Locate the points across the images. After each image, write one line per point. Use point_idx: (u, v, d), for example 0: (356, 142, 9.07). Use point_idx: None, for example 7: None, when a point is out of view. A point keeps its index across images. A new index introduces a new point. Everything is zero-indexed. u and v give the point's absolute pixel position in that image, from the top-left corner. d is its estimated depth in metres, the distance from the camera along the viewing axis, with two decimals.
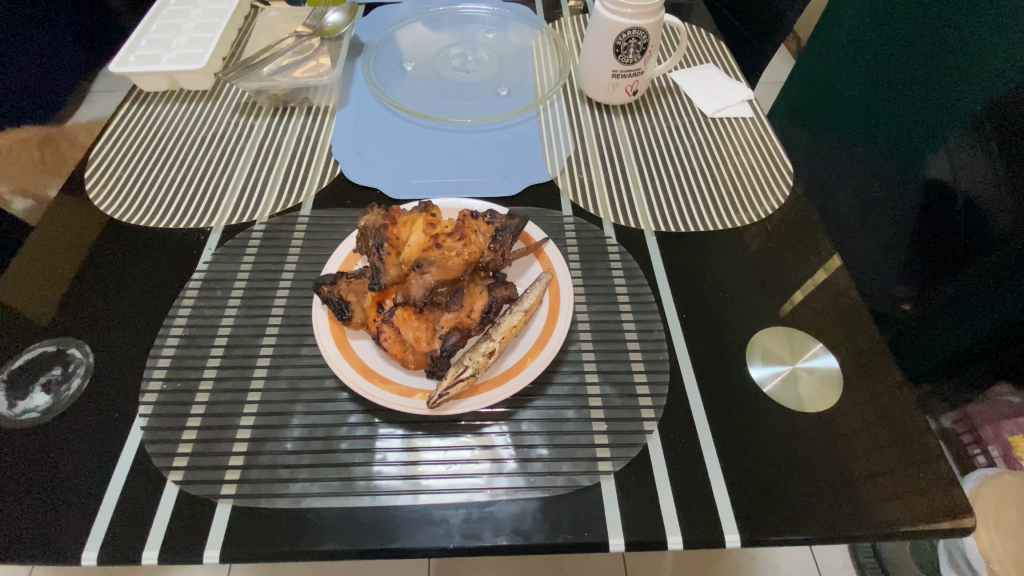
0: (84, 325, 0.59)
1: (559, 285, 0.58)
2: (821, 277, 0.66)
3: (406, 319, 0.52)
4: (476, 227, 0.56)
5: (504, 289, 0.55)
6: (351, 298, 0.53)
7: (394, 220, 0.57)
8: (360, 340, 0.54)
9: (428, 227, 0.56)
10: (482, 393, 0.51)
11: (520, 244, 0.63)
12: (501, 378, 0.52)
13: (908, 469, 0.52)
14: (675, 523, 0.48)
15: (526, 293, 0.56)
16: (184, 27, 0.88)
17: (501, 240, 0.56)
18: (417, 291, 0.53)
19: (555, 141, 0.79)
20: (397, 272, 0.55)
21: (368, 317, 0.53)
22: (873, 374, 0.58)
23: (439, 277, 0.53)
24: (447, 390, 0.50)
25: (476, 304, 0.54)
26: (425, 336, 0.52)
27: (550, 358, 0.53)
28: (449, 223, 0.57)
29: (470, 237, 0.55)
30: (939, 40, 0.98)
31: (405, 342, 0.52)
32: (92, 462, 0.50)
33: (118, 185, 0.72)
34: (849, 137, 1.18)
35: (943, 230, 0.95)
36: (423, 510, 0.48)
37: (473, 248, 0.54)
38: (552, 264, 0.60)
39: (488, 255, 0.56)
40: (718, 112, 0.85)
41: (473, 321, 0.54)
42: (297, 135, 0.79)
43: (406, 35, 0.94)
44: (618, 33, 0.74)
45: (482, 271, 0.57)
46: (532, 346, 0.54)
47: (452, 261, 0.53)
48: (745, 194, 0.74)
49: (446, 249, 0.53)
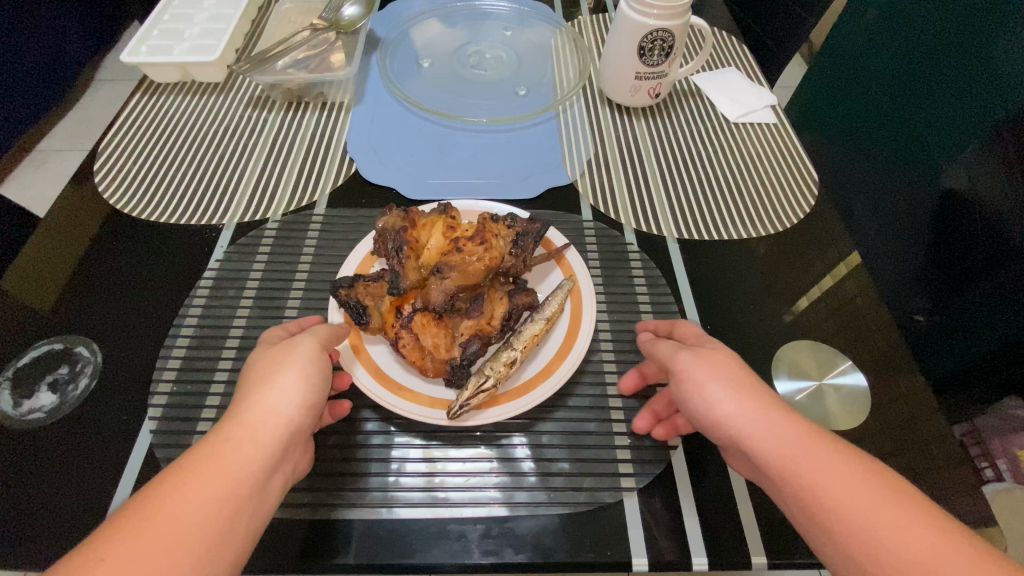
0: (92, 323, 0.58)
1: (581, 294, 0.56)
2: (846, 289, 0.65)
3: (425, 324, 0.50)
4: (496, 231, 0.55)
5: (525, 296, 0.54)
6: (369, 302, 0.52)
7: (413, 222, 0.55)
8: (377, 345, 0.53)
9: (447, 231, 0.55)
10: (503, 404, 0.49)
11: (541, 249, 0.61)
12: (523, 389, 0.50)
13: (937, 487, 0.51)
14: (701, 543, 0.46)
15: (547, 300, 0.55)
16: (196, 17, 0.86)
17: (522, 245, 0.55)
18: (437, 296, 0.52)
19: (576, 143, 0.77)
20: (417, 275, 0.54)
21: (386, 322, 0.52)
22: (903, 391, 0.56)
23: (460, 283, 0.53)
24: (467, 401, 0.48)
25: (497, 311, 0.53)
26: (444, 343, 0.50)
27: (573, 368, 0.51)
28: (468, 226, 0.56)
29: (490, 242, 0.54)
30: (968, 41, 0.95)
31: (424, 349, 0.50)
32: (101, 466, 0.49)
33: (128, 178, 0.70)
34: (862, 143, 1.16)
35: (960, 240, 0.92)
36: (441, 525, 0.46)
37: (493, 253, 0.53)
38: (574, 270, 0.58)
39: (509, 260, 0.55)
40: (741, 117, 0.83)
41: (493, 328, 0.53)
42: (311, 129, 0.78)
43: (422, 31, 0.92)
44: (643, 34, 0.71)
45: (502, 277, 0.56)
46: (553, 355, 0.53)
47: (472, 266, 0.52)
48: (770, 202, 0.72)
49: (467, 253, 0.53)
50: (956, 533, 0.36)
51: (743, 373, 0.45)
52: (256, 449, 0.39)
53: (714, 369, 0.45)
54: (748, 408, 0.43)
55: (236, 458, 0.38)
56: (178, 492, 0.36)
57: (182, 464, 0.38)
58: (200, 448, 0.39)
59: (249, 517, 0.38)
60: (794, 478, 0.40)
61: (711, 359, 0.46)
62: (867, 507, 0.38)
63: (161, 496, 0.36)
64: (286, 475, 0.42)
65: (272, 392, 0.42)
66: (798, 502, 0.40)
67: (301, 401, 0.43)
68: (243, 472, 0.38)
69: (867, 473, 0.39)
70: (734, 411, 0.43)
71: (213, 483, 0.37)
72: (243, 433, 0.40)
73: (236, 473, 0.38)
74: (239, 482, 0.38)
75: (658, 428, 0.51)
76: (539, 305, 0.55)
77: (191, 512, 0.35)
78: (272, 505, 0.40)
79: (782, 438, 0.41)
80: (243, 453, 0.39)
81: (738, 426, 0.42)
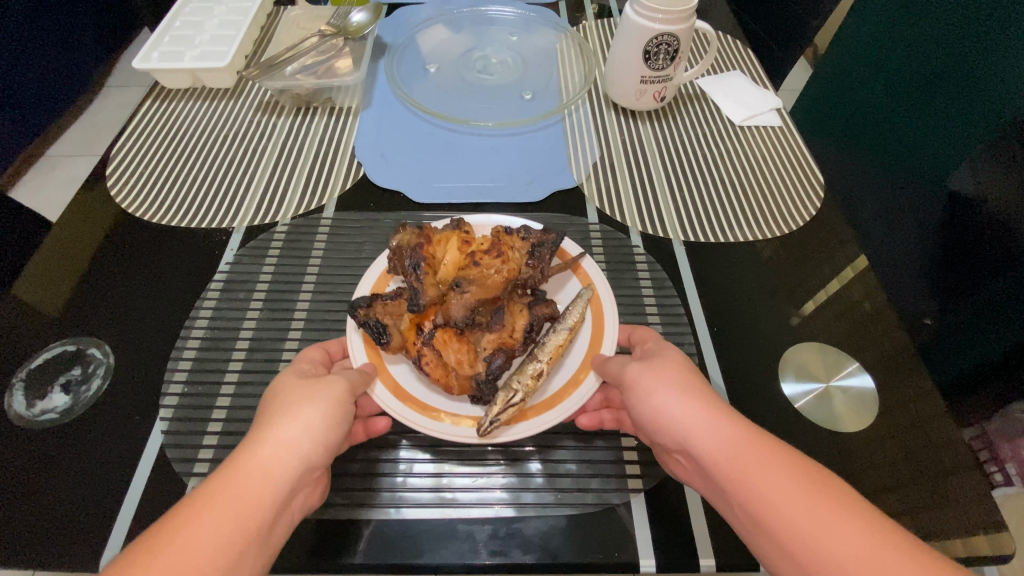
0: (105, 325, 0.59)
1: (601, 302, 0.56)
2: (850, 290, 0.65)
3: (446, 341, 0.51)
4: (511, 243, 0.56)
5: (545, 307, 0.54)
6: (388, 322, 0.51)
7: (428, 238, 0.56)
8: (398, 365, 0.53)
9: (462, 245, 0.56)
10: (532, 418, 0.49)
11: (556, 260, 0.61)
12: (550, 402, 0.50)
13: (944, 488, 0.50)
14: (708, 545, 0.46)
15: (568, 310, 0.55)
16: (207, 23, 0.87)
17: (539, 256, 0.56)
18: (458, 311, 0.52)
19: (581, 147, 0.78)
20: (436, 291, 0.54)
21: (407, 341, 0.52)
22: (910, 394, 0.56)
23: (479, 296, 0.53)
24: (497, 416, 0.48)
25: (518, 324, 0.53)
26: (467, 359, 0.51)
27: (595, 383, 0.51)
28: (483, 239, 0.57)
29: (507, 254, 0.55)
30: (977, 43, 0.94)
31: (447, 366, 0.50)
32: (114, 466, 0.49)
33: (138, 182, 0.71)
34: (867, 145, 1.16)
35: (972, 245, 0.90)
36: (448, 525, 0.47)
37: (511, 265, 0.54)
38: (591, 279, 0.58)
39: (527, 272, 0.55)
40: (746, 120, 0.83)
41: (516, 341, 0.53)
42: (318, 134, 0.78)
43: (428, 37, 0.93)
44: (648, 38, 0.72)
45: (521, 289, 0.56)
46: (578, 367, 0.52)
47: (491, 278, 0.53)
48: (775, 205, 0.72)
49: (485, 267, 0.54)
50: (897, 532, 0.36)
51: (692, 378, 0.47)
52: (272, 484, 0.40)
53: (663, 378, 0.47)
54: (697, 415, 0.44)
55: (249, 495, 0.38)
56: (192, 525, 0.36)
57: (199, 493, 0.38)
58: (215, 480, 0.39)
59: (256, 554, 0.38)
60: (737, 482, 0.40)
61: (658, 369, 0.48)
62: (807, 506, 0.38)
63: (174, 529, 0.36)
64: (297, 511, 0.42)
65: (291, 428, 0.42)
66: (739, 503, 0.40)
67: (319, 437, 0.43)
68: (255, 506, 0.38)
69: (810, 476, 0.39)
70: (682, 417, 0.44)
71: (223, 515, 0.37)
72: (259, 467, 0.40)
73: (248, 507, 0.38)
74: (251, 517, 0.38)
75: (583, 416, 0.52)
76: (559, 315, 0.55)
77: (204, 545, 0.36)
78: (277, 543, 0.40)
79: (728, 444, 0.42)
80: (255, 487, 0.39)
81: (682, 428, 0.44)
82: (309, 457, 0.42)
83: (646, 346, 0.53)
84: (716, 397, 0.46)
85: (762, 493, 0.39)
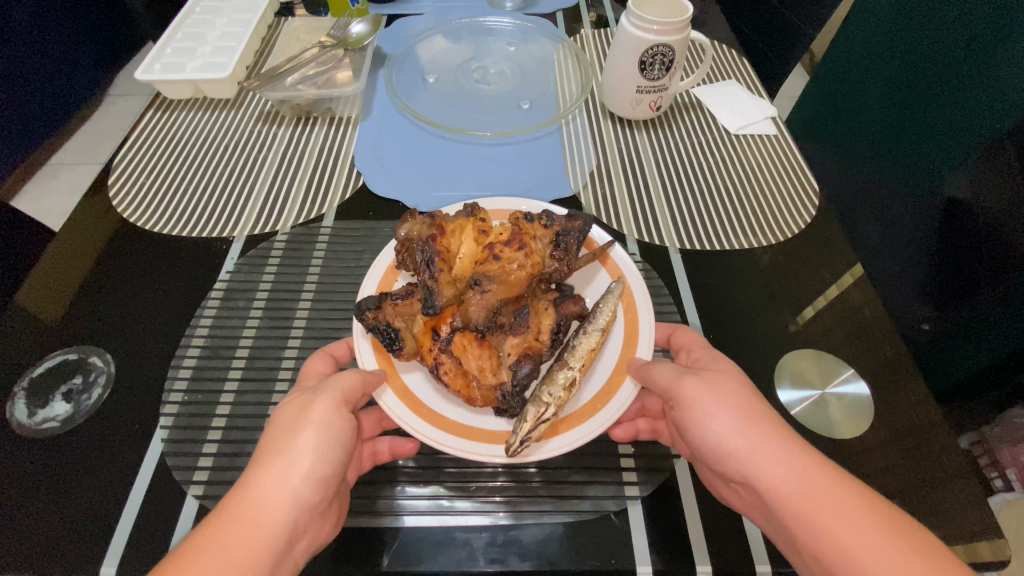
0: (107, 334, 0.59)
1: (633, 295, 0.56)
2: (845, 298, 0.65)
3: (466, 348, 0.52)
4: (533, 232, 0.57)
5: (573, 305, 0.55)
6: (399, 323, 0.52)
7: (442, 228, 0.56)
8: (412, 373, 0.53)
9: (479, 236, 0.57)
10: (565, 432, 0.48)
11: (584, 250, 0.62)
12: (582, 414, 0.49)
13: (939, 495, 0.51)
14: (704, 551, 0.46)
15: (598, 309, 0.55)
16: (208, 35, 0.88)
17: (565, 246, 0.57)
18: (479, 313, 0.53)
19: (578, 155, 0.79)
20: (453, 291, 0.53)
21: (421, 347, 0.52)
22: (904, 400, 0.56)
23: (500, 294, 0.53)
24: (529, 435, 0.47)
25: (544, 325, 0.54)
26: (489, 366, 0.52)
27: (632, 393, 0.50)
28: (501, 228, 0.57)
29: (529, 246, 0.54)
30: (970, 53, 0.96)
31: (468, 374, 0.51)
32: (114, 474, 0.50)
33: (140, 192, 0.72)
34: (863, 152, 1.17)
35: (961, 253, 0.92)
36: (446, 532, 0.47)
37: (534, 259, 0.54)
38: (621, 271, 0.59)
39: (552, 264, 0.56)
40: (742, 129, 0.84)
41: (542, 343, 0.54)
42: (320, 144, 0.79)
43: (428, 47, 0.94)
44: (642, 49, 0.73)
45: (546, 284, 0.57)
46: (611, 372, 0.52)
47: (513, 276, 0.53)
48: (771, 212, 0.73)
49: (506, 261, 0.53)
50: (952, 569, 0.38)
51: (750, 400, 0.48)
52: (261, 532, 0.40)
53: (724, 399, 0.47)
54: (758, 442, 0.45)
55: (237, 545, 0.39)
56: None
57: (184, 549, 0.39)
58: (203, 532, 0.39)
59: None
60: (794, 510, 0.42)
61: (719, 387, 0.48)
62: (862, 541, 0.39)
63: None
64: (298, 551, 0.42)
65: (278, 468, 0.42)
66: (805, 533, 0.41)
67: (308, 473, 0.43)
68: (244, 556, 0.39)
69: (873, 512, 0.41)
70: (742, 441, 0.45)
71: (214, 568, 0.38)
72: (247, 514, 0.40)
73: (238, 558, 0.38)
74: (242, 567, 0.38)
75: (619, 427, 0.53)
76: (588, 313, 0.55)
77: None
78: None
79: (790, 473, 0.43)
80: (243, 537, 0.39)
81: (751, 457, 0.44)
82: (298, 497, 0.42)
83: (694, 354, 0.55)
84: (780, 422, 0.47)
85: (819, 523, 0.41)
